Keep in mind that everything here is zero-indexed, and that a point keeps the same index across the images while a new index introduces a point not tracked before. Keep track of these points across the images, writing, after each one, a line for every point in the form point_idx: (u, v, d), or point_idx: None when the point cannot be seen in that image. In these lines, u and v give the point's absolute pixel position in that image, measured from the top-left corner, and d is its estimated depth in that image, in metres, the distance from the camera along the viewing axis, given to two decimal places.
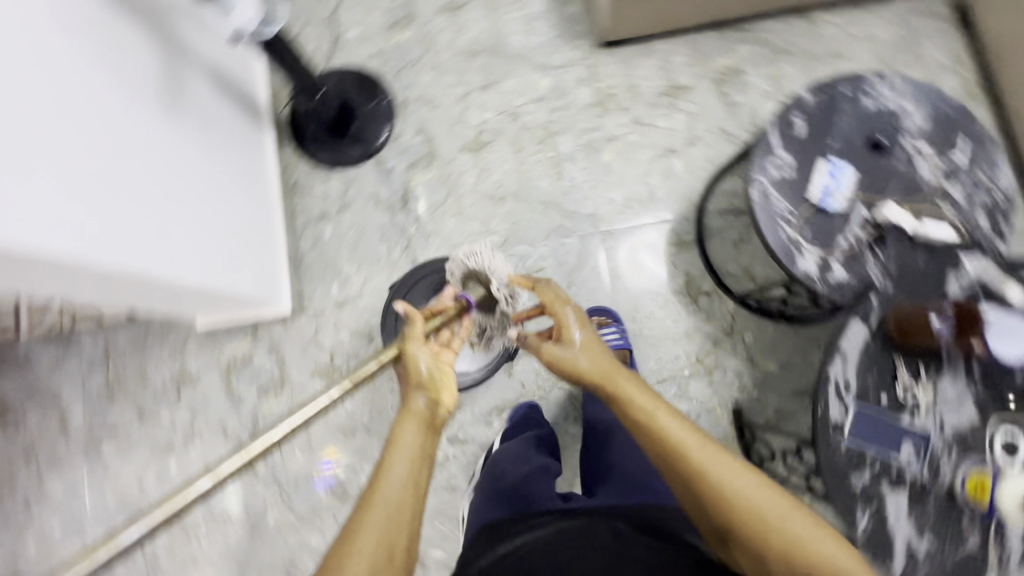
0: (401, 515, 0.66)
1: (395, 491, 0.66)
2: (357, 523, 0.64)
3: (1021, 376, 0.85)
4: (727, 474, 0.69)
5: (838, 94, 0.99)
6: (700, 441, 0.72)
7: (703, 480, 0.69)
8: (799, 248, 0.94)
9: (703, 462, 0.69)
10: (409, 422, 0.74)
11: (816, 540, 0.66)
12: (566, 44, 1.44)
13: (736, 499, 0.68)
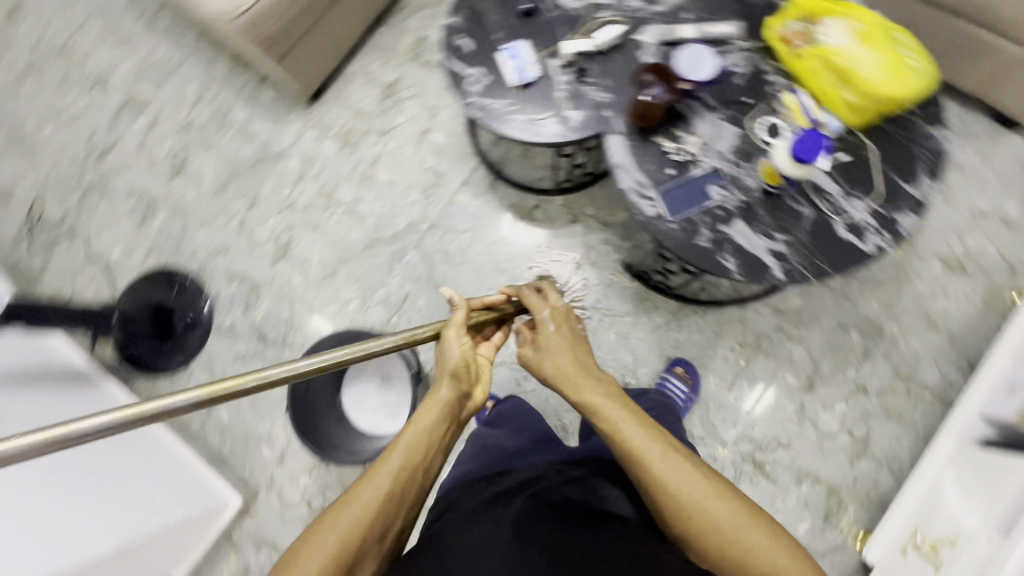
0: (382, 509, 0.63)
1: (381, 483, 0.64)
2: (345, 502, 0.63)
3: (738, 79, 0.99)
4: (686, 481, 0.65)
5: (473, 2, 1.12)
6: (661, 450, 0.67)
7: (662, 490, 0.65)
8: (536, 121, 1.04)
9: (665, 473, 0.65)
10: (428, 408, 0.74)
11: (775, 544, 0.61)
12: (286, 124, 1.52)
13: (693, 516, 0.63)
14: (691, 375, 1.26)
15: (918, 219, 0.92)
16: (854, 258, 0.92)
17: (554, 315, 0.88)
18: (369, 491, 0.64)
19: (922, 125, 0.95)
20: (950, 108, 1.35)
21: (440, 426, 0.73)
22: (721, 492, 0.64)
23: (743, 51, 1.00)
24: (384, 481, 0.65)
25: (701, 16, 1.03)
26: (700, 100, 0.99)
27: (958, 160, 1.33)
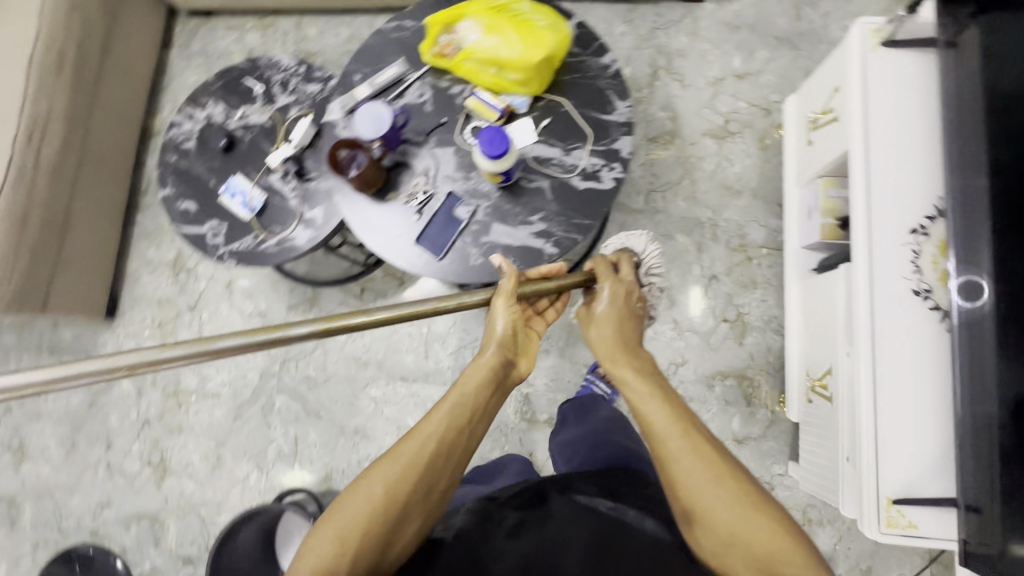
0: (421, 473, 0.66)
1: (430, 441, 0.68)
2: (403, 447, 0.68)
3: (426, 106, 1.02)
4: (700, 472, 0.64)
5: (174, 166, 1.12)
6: (680, 442, 0.67)
7: (676, 474, 0.65)
8: (288, 238, 1.07)
9: (690, 472, 0.65)
10: (479, 369, 0.78)
11: (761, 530, 0.61)
12: (98, 351, 1.45)
13: (697, 508, 0.63)
14: None
15: (632, 137, 0.99)
16: (603, 199, 0.97)
17: (615, 290, 0.93)
18: (417, 446, 0.68)
19: (592, 59, 1.01)
20: (646, 8, 1.44)
21: (483, 399, 0.76)
22: (732, 491, 0.63)
23: (418, 79, 1.03)
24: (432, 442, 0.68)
25: (368, 69, 1.06)
26: (406, 142, 1.02)
27: (677, 47, 1.42)
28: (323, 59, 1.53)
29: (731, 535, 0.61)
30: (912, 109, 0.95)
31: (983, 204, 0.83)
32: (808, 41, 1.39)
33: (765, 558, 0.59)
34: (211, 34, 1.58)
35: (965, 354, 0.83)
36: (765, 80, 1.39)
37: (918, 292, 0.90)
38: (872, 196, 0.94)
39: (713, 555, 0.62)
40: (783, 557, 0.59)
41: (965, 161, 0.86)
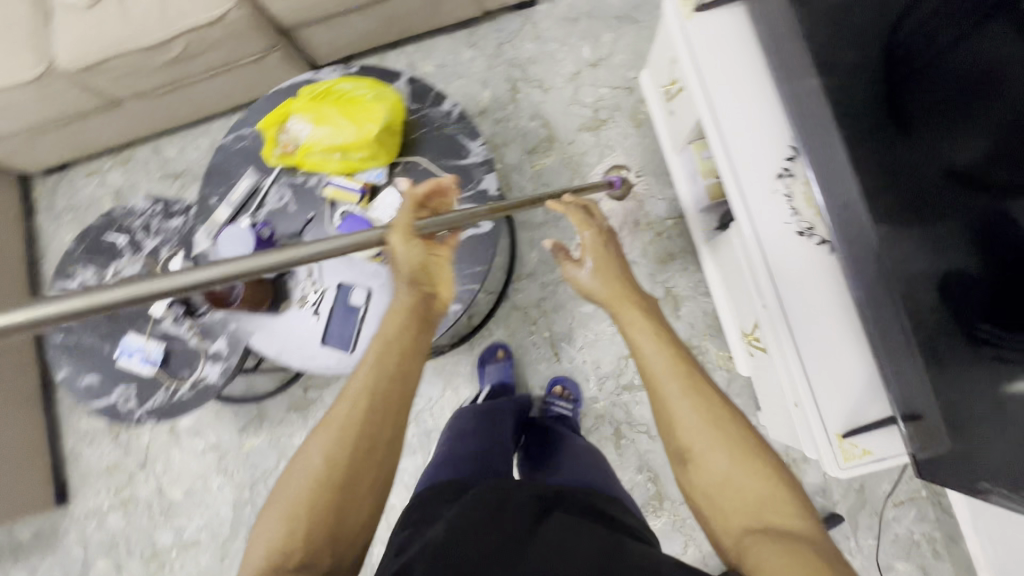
0: (346, 445, 0.64)
1: (352, 404, 0.66)
2: (328, 419, 0.66)
3: (290, 207, 1.01)
4: (698, 416, 0.69)
5: (63, 344, 1.07)
6: (681, 391, 0.71)
7: (676, 415, 0.70)
8: (200, 378, 1.04)
9: (706, 428, 0.68)
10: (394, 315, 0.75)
11: (753, 475, 0.64)
12: (62, 541, 1.39)
13: (693, 449, 0.68)
14: (572, 391, 1.28)
15: (495, 173, 0.99)
16: (486, 241, 0.97)
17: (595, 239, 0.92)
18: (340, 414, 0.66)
19: (433, 111, 1.01)
20: (485, 27, 1.45)
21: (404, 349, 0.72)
22: (727, 435, 0.67)
23: (274, 183, 1.02)
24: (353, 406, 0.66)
25: (222, 189, 1.04)
26: (283, 248, 1.01)
27: (527, 55, 1.43)
28: (192, 176, 1.49)
29: (727, 475, 0.65)
30: (743, 66, 0.99)
31: (831, 134, 0.87)
32: (646, 11, 1.42)
33: (756, 503, 0.62)
34: (72, 186, 1.52)
35: (845, 248, 0.86)
36: (618, 61, 1.41)
37: (802, 232, 0.93)
38: (732, 154, 0.97)
39: (708, 499, 0.66)
40: (770, 500, 0.62)
41: (801, 98, 0.90)
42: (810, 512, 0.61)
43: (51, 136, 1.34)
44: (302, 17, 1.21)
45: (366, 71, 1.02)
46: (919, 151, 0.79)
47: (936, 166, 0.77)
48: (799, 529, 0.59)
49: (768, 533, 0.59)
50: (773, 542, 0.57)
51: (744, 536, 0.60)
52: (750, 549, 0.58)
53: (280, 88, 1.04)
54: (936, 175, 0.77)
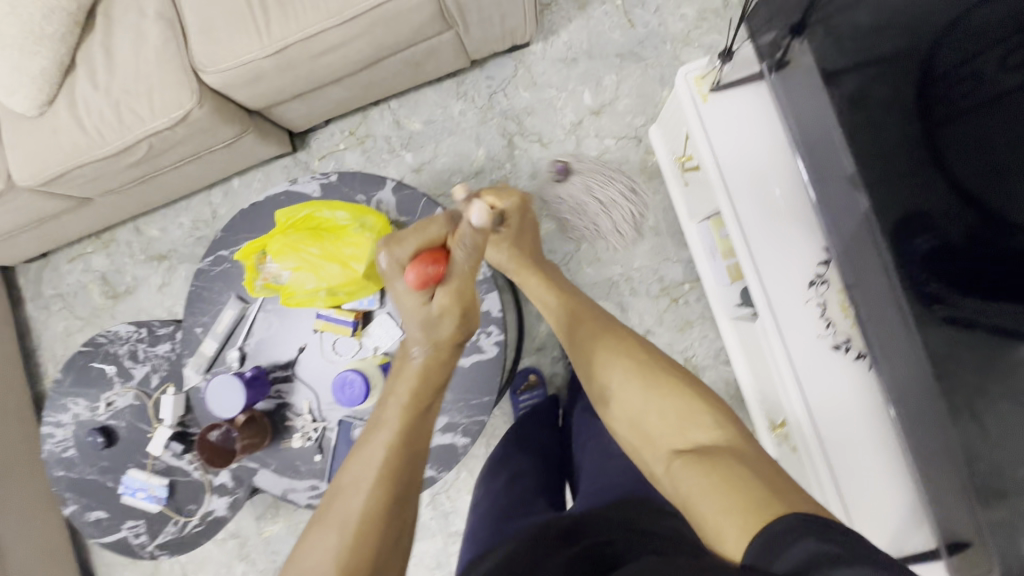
0: (367, 534, 0.57)
1: (366, 485, 0.60)
2: (339, 498, 0.60)
3: (280, 336, 0.94)
4: (619, 359, 0.76)
5: (65, 479, 1.04)
6: (629, 373, 0.74)
7: (601, 356, 0.77)
8: (208, 511, 1.00)
9: (650, 389, 0.71)
10: (399, 383, 0.67)
11: (699, 430, 0.66)
12: None
13: (614, 383, 0.75)
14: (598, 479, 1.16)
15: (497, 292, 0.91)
16: (493, 368, 0.90)
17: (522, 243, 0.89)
18: (350, 500, 0.59)
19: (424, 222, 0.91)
20: (474, 76, 1.32)
21: (409, 414, 0.66)
22: (641, 367, 0.74)
23: (259, 309, 0.95)
24: (374, 488, 0.59)
25: (205, 317, 0.97)
26: (276, 380, 0.94)
27: (522, 105, 1.30)
28: (178, 256, 1.41)
29: (658, 413, 0.69)
30: (762, 140, 0.89)
31: (874, 241, 0.76)
32: (651, 46, 1.27)
33: (678, 424, 0.67)
34: (58, 273, 1.46)
35: (841, 252, 0.82)
36: (624, 106, 1.27)
37: (839, 346, 0.86)
38: (758, 261, 0.88)
39: (642, 434, 0.70)
40: (688, 415, 0.67)
41: (836, 203, 0.80)
42: (726, 421, 0.65)
43: (26, 235, 1.27)
44: (272, 99, 1.10)
45: (348, 180, 0.93)
46: (952, 189, 0.64)
47: (969, 205, 0.62)
48: (711, 440, 0.64)
49: (689, 452, 0.63)
50: (694, 463, 0.60)
51: (672, 457, 0.64)
52: (679, 473, 0.61)
53: (257, 202, 0.95)
54: (970, 218, 0.62)
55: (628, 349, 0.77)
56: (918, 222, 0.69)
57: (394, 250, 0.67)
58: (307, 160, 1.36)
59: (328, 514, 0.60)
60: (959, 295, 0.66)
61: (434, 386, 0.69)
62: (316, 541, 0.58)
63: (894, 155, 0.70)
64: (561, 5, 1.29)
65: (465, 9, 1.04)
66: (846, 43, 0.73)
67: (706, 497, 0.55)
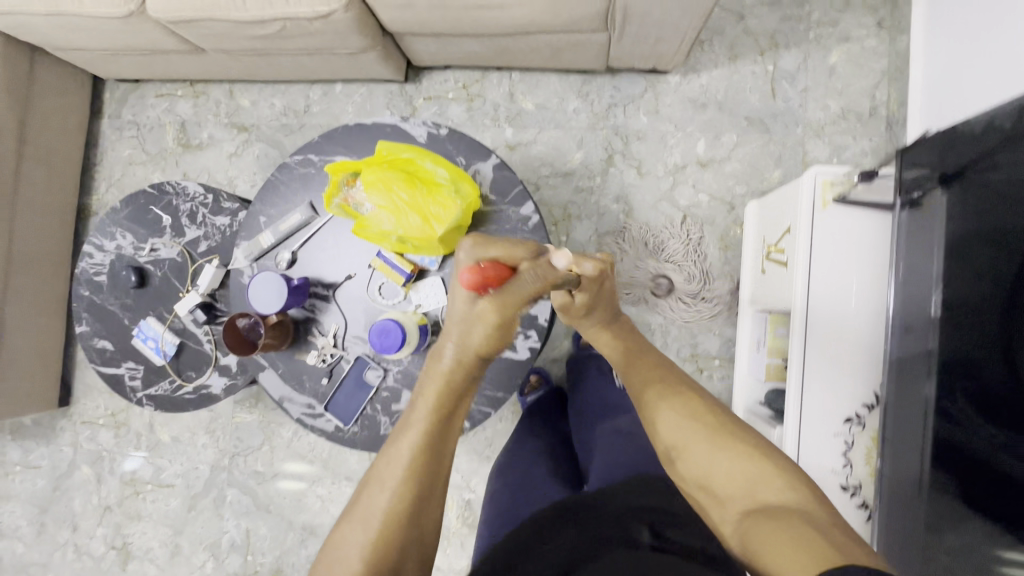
0: (389, 534, 0.56)
1: (391, 482, 0.57)
2: (366, 492, 0.58)
3: (334, 258, 0.95)
4: (683, 418, 0.68)
5: (85, 300, 1.07)
6: (700, 433, 0.66)
7: (671, 422, 0.69)
8: (204, 384, 1.03)
9: (713, 446, 0.64)
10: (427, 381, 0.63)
11: (768, 489, 0.57)
12: (56, 438, 1.47)
13: (684, 447, 0.66)
14: None
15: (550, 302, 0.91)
16: (518, 369, 0.91)
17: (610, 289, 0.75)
18: (377, 495, 0.57)
19: (511, 209, 0.91)
20: (603, 81, 1.29)
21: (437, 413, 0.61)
22: (707, 426, 0.66)
23: (325, 224, 0.96)
24: (397, 485, 0.57)
25: (272, 210, 0.98)
26: (314, 295, 0.96)
27: (636, 128, 1.29)
28: (258, 134, 1.42)
29: (722, 466, 0.62)
30: (857, 264, 0.88)
31: (921, 392, 0.77)
32: (782, 123, 1.25)
33: (747, 481, 0.59)
34: (141, 102, 1.47)
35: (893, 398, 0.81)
36: (731, 169, 1.26)
37: (845, 486, 0.88)
38: (805, 379, 0.89)
39: (709, 494, 0.62)
40: (760, 476, 0.59)
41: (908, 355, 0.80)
42: (800, 483, 0.57)
43: (129, 59, 1.28)
44: (411, 28, 1.09)
45: (455, 139, 0.93)
46: (1006, 365, 0.66)
47: (1010, 373, 0.65)
48: (788, 500, 0.55)
49: (759, 509, 0.55)
50: (768, 519, 0.53)
51: (744, 516, 0.56)
52: (753, 528, 0.54)
53: (363, 124, 0.96)
54: (1005, 388, 0.66)
55: (702, 410, 0.69)
56: (960, 372, 0.72)
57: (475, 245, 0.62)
58: (412, 94, 1.36)
59: (354, 510, 0.58)
60: (977, 445, 0.69)
61: (461, 393, 0.63)
62: (343, 536, 0.57)
63: (965, 321, 0.71)
64: (714, 47, 1.27)
65: (629, 18, 1.02)
66: (974, 203, 0.70)
67: (779, 543, 0.49)
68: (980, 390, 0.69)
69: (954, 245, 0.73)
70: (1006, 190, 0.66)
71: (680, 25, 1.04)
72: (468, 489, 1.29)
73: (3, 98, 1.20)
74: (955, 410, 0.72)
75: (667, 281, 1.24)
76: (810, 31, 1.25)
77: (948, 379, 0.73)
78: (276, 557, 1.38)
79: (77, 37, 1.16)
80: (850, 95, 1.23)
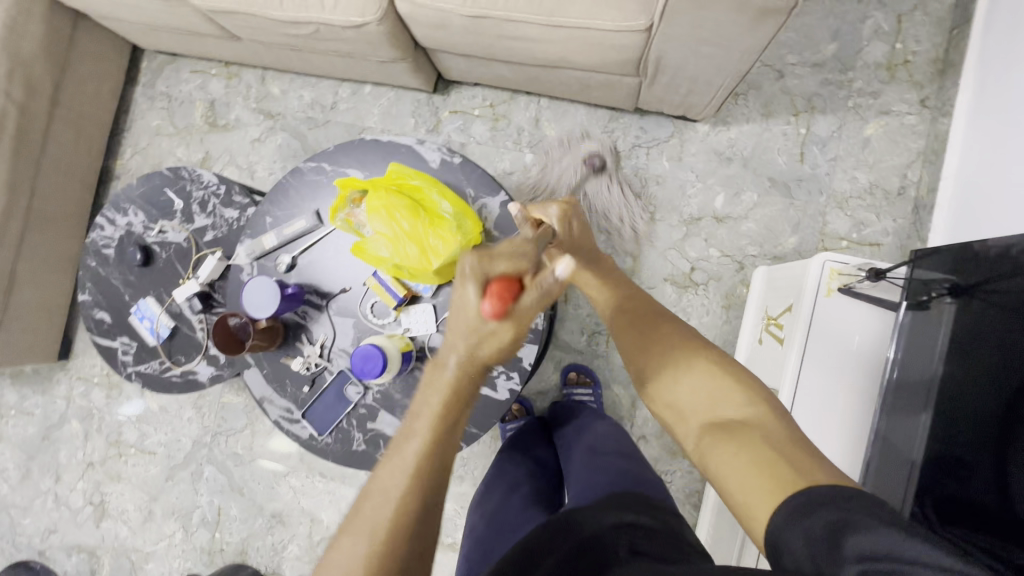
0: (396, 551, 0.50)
1: (396, 493, 0.52)
2: (368, 504, 0.53)
3: (333, 271, 0.96)
4: (654, 348, 0.66)
5: (91, 270, 1.10)
6: (672, 354, 0.64)
7: (649, 351, 0.66)
8: (192, 370, 1.05)
9: (685, 366, 0.62)
10: (429, 393, 0.57)
11: (733, 406, 0.56)
12: (51, 388, 1.52)
13: (654, 370, 0.64)
14: None
15: (537, 346, 0.91)
16: (496, 407, 0.91)
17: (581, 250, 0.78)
18: (381, 506, 0.52)
19: None
20: (630, 120, 1.28)
21: (443, 419, 0.56)
22: (681, 347, 0.64)
23: (328, 235, 0.97)
24: (403, 496, 0.52)
25: (279, 212, 0.99)
26: (307, 303, 0.97)
27: (656, 172, 1.27)
28: (283, 123, 1.44)
29: (693, 391, 0.60)
30: (861, 348, 0.86)
31: (898, 489, 0.75)
32: (806, 189, 1.22)
33: (711, 403, 0.58)
34: (176, 76, 1.50)
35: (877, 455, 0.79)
36: (746, 229, 1.23)
37: None
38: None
39: (677, 416, 0.61)
40: (723, 395, 0.57)
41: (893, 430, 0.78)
42: (762, 396, 0.56)
43: (167, 35, 1.30)
44: (443, 46, 1.09)
45: (467, 169, 0.93)
46: (996, 485, 0.64)
47: (997, 492, 0.63)
48: (748, 416, 0.54)
49: (721, 429, 0.55)
50: (726, 443, 0.53)
51: (706, 436, 0.56)
52: (713, 451, 0.54)
53: (379, 141, 0.96)
54: (990, 497, 0.64)
55: (670, 332, 0.67)
56: (949, 467, 0.70)
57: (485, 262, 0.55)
58: (439, 106, 1.36)
59: (354, 519, 0.53)
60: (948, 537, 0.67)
61: (469, 398, 0.58)
62: (345, 552, 0.51)
63: (961, 425, 0.70)
64: (748, 102, 1.24)
65: (662, 69, 1.00)
66: (987, 322, 0.69)
67: (742, 468, 0.50)
68: (963, 495, 0.67)
69: (960, 350, 0.72)
70: (1016, 313, 0.65)
71: (713, 82, 1.02)
72: None
73: (42, 59, 1.23)
74: (932, 510, 0.70)
75: (598, 159, 1.25)
76: (849, 99, 1.21)
77: (933, 478, 0.72)
78: (242, 540, 1.40)
79: (119, 9, 1.18)
80: (881, 170, 1.20)
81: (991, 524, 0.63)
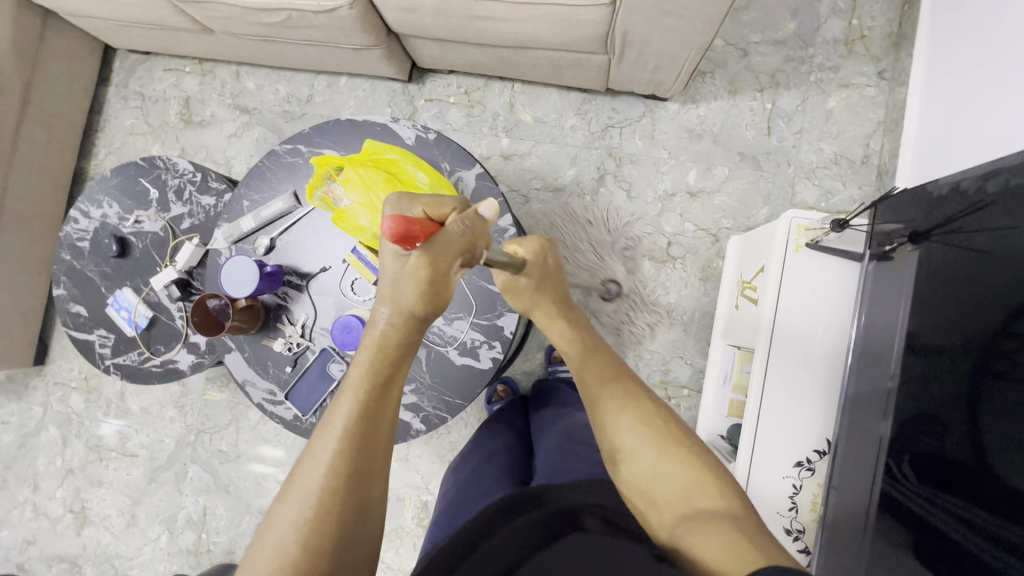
0: (330, 510, 0.49)
1: (325, 457, 0.51)
2: (301, 471, 0.51)
3: (312, 252, 0.97)
4: (633, 418, 0.64)
5: (65, 264, 1.08)
6: (650, 433, 0.63)
7: (621, 415, 0.65)
8: (171, 359, 1.04)
9: (658, 448, 0.61)
10: (360, 354, 0.57)
11: (705, 497, 0.56)
12: (28, 396, 1.48)
13: (628, 444, 0.63)
14: None
15: (517, 315, 0.92)
16: (479, 378, 0.92)
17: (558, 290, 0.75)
18: (312, 474, 0.50)
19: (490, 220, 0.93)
20: (602, 101, 1.31)
21: (375, 387, 0.55)
22: (658, 425, 0.64)
23: (307, 215, 0.97)
24: (332, 458, 0.51)
25: (256, 195, 0.99)
26: (288, 283, 0.97)
27: (630, 151, 1.30)
28: (259, 117, 1.44)
29: (667, 472, 0.59)
30: (830, 304, 0.89)
31: (876, 453, 0.77)
32: (774, 161, 1.25)
33: (683, 486, 0.58)
34: (150, 75, 1.50)
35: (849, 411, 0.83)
36: (719, 202, 1.26)
37: (800, 463, 0.89)
38: (766, 403, 0.90)
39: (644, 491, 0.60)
40: (698, 482, 0.58)
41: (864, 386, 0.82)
42: (732, 490, 0.57)
43: (139, 31, 1.30)
44: (415, 31, 1.11)
45: (442, 145, 0.94)
46: (971, 442, 0.62)
47: (972, 451, 0.62)
48: (721, 507, 0.55)
49: (695, 518, 0.54)
50: (704, 532, 0.52)
51: (679, 522, 0.55)
52: (689, 537, 0.53)
53: (354, 121, 0.97)
54: (965, 454, 0.63)
55: (645, 405, 0.66)
56: (926, 424, 0.69)
57: (400, 197, 0.59)
58: (414, 94, 1.38)
59: (290, 489, 0.51)
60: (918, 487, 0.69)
61: (400, 356, 0.58)
62: (279, 520, 0.49)
63: (934, 385, 0.69)
64: (715, 80, 1.28)
65: (628, 44, 1.03)
66: (940, 261, 0.72)
67: (719, 554, 0.49)
68: (940, 453, 0.66)
69: (922, 299, 0.74)
70: (966, 247, 0.68)
71: (679, 56, 1.05)
72: (426, 493, 1.28)
73: (11, 58, 1.21)
74: (908, 468, 0.71)
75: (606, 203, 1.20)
76: (811, 74, 1.26)
77: (911, 437, 0.71)
78: (229, 540, 1.38)
79: (90, 5, 1.19)
80: (845, 140, 1.24)
81: (963, 480, 0.63)
